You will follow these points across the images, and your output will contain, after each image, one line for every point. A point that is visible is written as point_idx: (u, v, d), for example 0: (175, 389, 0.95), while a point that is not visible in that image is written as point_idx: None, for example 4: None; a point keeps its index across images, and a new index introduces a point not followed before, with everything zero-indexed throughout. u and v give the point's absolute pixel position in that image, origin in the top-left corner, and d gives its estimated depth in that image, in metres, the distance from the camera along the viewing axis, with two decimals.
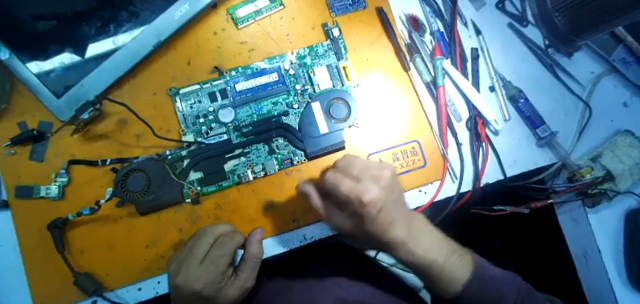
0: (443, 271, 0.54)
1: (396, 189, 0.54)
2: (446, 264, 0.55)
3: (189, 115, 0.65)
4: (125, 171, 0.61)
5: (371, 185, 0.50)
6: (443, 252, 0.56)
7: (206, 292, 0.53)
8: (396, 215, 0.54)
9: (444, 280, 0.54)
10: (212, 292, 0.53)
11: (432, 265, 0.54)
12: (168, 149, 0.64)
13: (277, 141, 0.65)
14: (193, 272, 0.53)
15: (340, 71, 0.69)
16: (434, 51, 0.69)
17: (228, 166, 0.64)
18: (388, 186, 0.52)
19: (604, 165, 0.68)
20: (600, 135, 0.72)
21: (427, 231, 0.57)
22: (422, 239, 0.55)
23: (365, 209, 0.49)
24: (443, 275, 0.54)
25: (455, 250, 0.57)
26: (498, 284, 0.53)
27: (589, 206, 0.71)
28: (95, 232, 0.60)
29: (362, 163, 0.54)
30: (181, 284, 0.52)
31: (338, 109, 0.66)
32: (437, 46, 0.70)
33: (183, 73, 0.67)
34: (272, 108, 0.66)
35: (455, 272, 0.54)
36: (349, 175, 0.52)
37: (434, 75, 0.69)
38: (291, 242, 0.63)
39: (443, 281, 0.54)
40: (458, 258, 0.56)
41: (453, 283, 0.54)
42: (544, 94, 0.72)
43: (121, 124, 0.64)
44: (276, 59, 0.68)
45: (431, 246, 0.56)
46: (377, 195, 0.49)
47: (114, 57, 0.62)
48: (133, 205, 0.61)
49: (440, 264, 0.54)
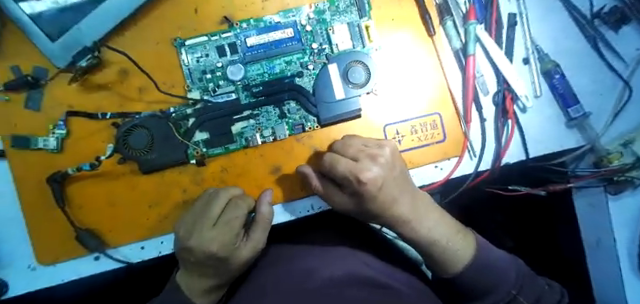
0: (448, 250, 0.52)
1: (397, 169, 0.52)
2: (451, 244, 0.52)
3: (195, 70, 0.60)
4: (126, 128, 0.58)
5: (368, 164, 0.50)
6: (450, 234, 0.53)
7: (222, 255, 0.49)
8: (401, 196, 0.51)
9: (448, 260, 0.52)
10: (227, 254, 0.50)
11: (439, 242, 0.52)
12: (172, 106, 0.60)
13: (288, 104, 0.61)
14: (208, 233, 0.49)
15: (362, 30, 0.62)
16: (469, 14, 0.62)
17: (235, 129, 0.60)
18: (387, 165, 0.51)
19: (635, 151, 0.64)
20: (636, 118, 0.66)
21: (433, 210, 0.54)
22: (427, 217, 0.53)
23: (362, 188, 0.49)
24: (446, 255, 0.52)
25: (461, 231, 0.55)
26: (510, 269, 0.51)
27: (611, 193, 0.67)
28: (95, 188, 0.58)
29: (360, 145, 0.55)
30: (196, 246, 0.49)
31: (356, 73, 0.60)
32: (473, 9, 0.62)
33: (189, 23, 0.60)
34: (285, 68, 0.61)
35: (458, 252, 0.52)
36: (346, 156, 0.53)
37: (465, 42, 0.62)
38: (299, 211, 0.61)
39: (450, 262, 0.52)
40: (462, 239, 0.54)
41: (457, 263, 0.52)
42: (581, 70, 0.66)
43: (122, 75, 0.59)
44: (292, 13, 0.62)
45: (435, 225, 0.53)
46: (374, 175, 0.49)
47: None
48: (134, 163, 0.58)
49: (444, 243, 0.52)
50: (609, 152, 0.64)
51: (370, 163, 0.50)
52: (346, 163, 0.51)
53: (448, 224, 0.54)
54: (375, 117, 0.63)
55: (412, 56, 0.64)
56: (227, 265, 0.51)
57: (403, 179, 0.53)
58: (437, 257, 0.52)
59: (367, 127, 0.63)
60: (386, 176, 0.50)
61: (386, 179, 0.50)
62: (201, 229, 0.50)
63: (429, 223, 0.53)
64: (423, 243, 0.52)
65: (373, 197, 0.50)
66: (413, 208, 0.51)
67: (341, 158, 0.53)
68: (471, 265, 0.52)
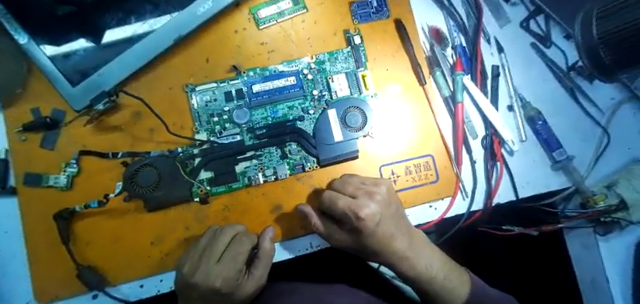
0: (447, 286, 0.53)
1: (393, 206, 0.55)
2: (448, 280, 0.54)
3: (203, 114, 0.64)
4: (136, 166, 0.60)
5: (366, 199, 0.53)
6: (449, 271, 0.55)
7: (225, 290, 0.51)
8: (397, 233, 0.53)
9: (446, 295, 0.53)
10: (230, 290, 0.52)
11: (437, 278, 0.53)
12: (179, 146, 0.63)
13: (290, 145, 0.65)
14: (214, 268, 0.52)
15: (358, 79, 0.68)
16: (455, 66, 0.69)
17: (238, 168, 0.63)
18: (384, 200, 0.54)
19: (618, 193, 0.67)
20: (617, 161, 0.71)
21: (429, 248, 0.56)
22: (423, 254, 0.55)
23: (361, 223, 0.51)
24: (444, 291, 0.53)
25: (457, 270, 0.56)
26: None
27: (601, 233, 0.71)
28: (99, 226, 0.59)
29: (358, 183, 0.58)
30: (201, 280, 0.51)
31: (354, 118, 0.65)
32: (459, 61, 0.70)
33: (200, 70, 0.66)
34: (288, 112, 0.66)
35: (455, 288, 0.54)
36: (345, 194, 0.56)
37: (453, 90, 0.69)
38: (299, 249, 0.63)
39: (448, 298, 0.53)
40: (458, 275, 0.55)
41: (455, 299, 0.53)
42: (562, 116, 0.71)
43: (136, 117, 0.64)
44: (295, 63, 0.67)
45: (432, 261, 0.55)
46: (373, 208, 0.52)
47: (132, 50, 0.62)
48: (140, 200, 0.60)
49: (441, 277, 0.54)
50: (595, 194, 0.68)
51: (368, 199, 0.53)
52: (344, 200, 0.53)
53: (444, 261, 0.56)
54: (372, 160, 0.66)
55: (406, 104, 0.69)
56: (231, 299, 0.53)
57: (397, 216, 0.55)
58: (435, 294, 0.54)
59: (365, 167, 0.66)
60: (383, 213, 0.53)
61: (383, 215, 0.53)
62: (206, 264, 0.52)
63: (427, 259, 0.54)
64: (421, 279, 0.54)
65: (372, 233, 0.52)
66: (410, 245, 0.54)
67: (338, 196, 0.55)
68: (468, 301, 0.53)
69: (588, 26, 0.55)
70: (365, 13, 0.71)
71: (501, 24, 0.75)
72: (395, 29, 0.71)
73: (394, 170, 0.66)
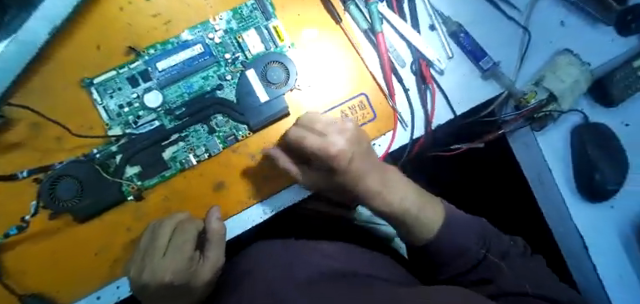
0: (418, 219, 0.52)
1: (364, 143, 0.55)
2: (424, 212, 0.52)
3: (111, 107, 0.58)
4: (51, 180, 0.55)
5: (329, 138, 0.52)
6: (423, 204, 0.53)
7: (177, 282, 0.50)
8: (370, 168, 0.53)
9: (418, 228, 0.51)
10: (182, 280, 0.50)
11: (411, 210, 0.52)
12: (94, 148, 0.58)
13: (215, 118, 0.61)
14: (159, 263, 0.51)
15: (271, 31, 0.64)
16: None
17: (167, 154, 0.59)
18: (353, 135, 0.54)
19: (547, 87, 0.68)
20: (543, 56, 0.72)
21: (417, 186, 0.54)
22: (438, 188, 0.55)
23: (334, 162, 0.52)
24: (419, 223, 0.51)
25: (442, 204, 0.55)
26: (472, 232, 0.50)
27: (538, 129, 0.73)
28: (32, 251, 0.55)
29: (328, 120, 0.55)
30: (150, 278, 0.50)
31: (275, 73, 0.62)
32: None
33: (93, 60, 0.59)
34: (204, 84, 0.61)
35: (426, 219, 0.52)
36: (315, 131, 0.53)
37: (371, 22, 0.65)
38: (250, 222, 0.60)
39: (419, 230, 0.51)
40: (431, 206, 0.54)
41: (429, 229, 0.51)
42: (486, 25, 0.71)
43: (35, 129, 0.57)
44: (198, 29, 0.62)
45: (399, 196, 0.53)
46: (336, 144, 0.52)
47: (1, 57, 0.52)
48: (68, 213, 0.56)
49: (416, 209, 0.52)
50: (525, 93, 0.69)
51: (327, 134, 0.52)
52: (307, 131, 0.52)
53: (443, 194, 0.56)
54: (305, 113, 0.64)
55: (326, 46, 0.65)
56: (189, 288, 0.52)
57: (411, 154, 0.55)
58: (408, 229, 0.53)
59: (299, 122, 0.63)
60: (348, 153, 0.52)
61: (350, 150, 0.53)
62: (152, 261, 0.51)
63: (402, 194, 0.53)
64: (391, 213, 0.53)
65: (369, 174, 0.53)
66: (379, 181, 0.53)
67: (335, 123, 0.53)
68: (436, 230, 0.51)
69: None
70: None
71: None
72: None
73: (329, 117, 0.64)
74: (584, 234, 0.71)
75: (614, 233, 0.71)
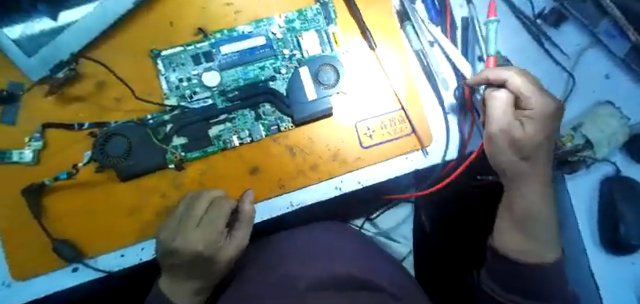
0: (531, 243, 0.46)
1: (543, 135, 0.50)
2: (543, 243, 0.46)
3: (172, 79, 0.62)
4: (104, 137, 0.59)
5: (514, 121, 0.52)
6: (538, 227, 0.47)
7: (207, 252, 0.51)
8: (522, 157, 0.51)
9: (518, 243, 0.47)
10: (211, 252, 0.52)
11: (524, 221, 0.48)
12: (149, 114, 0.61)
13: (264, 107, 0.64)
14: (193, 234, 0.52)
15: (329, 36, 0.67)
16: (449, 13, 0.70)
17: (213, 132, 0.62)
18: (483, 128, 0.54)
19: (585, 134, 0.69)
20: (584, 104, 0.74)
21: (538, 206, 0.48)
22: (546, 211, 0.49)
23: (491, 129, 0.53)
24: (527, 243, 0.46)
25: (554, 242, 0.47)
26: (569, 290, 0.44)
27: (568, 173, 0.74)
28: (72, 199, 0.58)
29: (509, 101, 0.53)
30: (183, 246, 0.51)
31: (326, 75, 0.65)
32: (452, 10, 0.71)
33: (164, 35, 0.63)
34: (259, 73, 0.64)
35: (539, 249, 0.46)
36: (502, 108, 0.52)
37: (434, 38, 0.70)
38: (278, 209, 0.64)
39: (529, 255, 0.46)
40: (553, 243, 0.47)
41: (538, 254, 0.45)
42: (533, 65, 0.73)
43: (99, 87, 0.61)
44: (263, 22, 0.66)
45: (545, 230, 0.47)
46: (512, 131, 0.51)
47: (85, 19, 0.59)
48: (113, 170, 0.59)
49: (534, 232, 0.47)
50: (563, 136, 0.70)
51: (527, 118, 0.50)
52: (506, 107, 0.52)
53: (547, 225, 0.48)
54: (347, 117, 0.66)
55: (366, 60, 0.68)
56: (212, 264, 0.53)
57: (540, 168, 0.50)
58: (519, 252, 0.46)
59: (338, 125, 0.66)
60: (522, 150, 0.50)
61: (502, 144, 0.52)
62: (186, 230, 0.52)
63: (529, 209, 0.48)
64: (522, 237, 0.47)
65: (530, 168, 0.50)
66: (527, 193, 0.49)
67: (552, 104, 0.50)
68: (534, 257, 0.45)
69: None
70: None
71: None
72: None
73: (370, 124, 0.67)
74: (602, 284, 0.71)
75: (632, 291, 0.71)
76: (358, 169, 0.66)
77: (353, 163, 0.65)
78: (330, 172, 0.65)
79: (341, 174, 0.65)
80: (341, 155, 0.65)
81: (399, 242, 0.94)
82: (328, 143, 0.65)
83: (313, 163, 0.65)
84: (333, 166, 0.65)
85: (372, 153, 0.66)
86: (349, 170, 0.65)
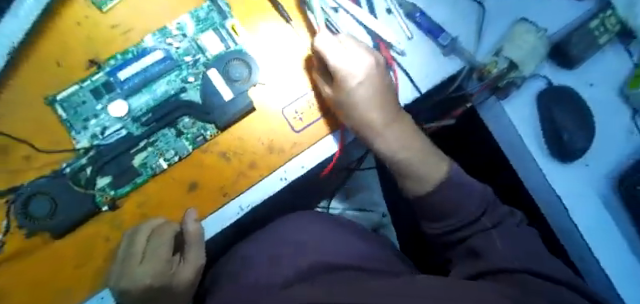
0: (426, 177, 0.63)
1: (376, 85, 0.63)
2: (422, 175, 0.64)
3: (78, 121, 0.59)
4: (22, 200, 0.56)
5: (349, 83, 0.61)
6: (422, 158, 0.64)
7: (157, 283, 0.53)
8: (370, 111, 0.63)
9: (415, 182, 0.64)
10: (162, 282, 0.54)
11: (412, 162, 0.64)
12: (64, 163, 0.58)
13: (183, 120, 0.62)
14: (137, 271, 0.52)
15: (229, 31, 0.65)
16: None
17: (136, 161, 0.59)
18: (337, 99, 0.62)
19: (507, 57, 0.69)
20: (501, 28, 0.73)
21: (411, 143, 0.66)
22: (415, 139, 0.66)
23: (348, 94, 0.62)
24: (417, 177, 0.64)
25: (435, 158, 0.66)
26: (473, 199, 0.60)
27: (503, 98, 0.74)
28: (12, 271, 0.56)
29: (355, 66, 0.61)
30: (128, 286, 0.51)
31: (237, 70, 0.63)
32: None
33: (56, 77, 0.60)
34: (168, 88, 0.62)
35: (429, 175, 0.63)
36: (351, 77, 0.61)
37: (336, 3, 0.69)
38: (229, 217, 0.62)
39: (425, 185, 0.63)
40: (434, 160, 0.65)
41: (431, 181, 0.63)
42: (441, 3, 0.72)
43: (3, 151, 0.58)
44: (157, 35, 0.63)
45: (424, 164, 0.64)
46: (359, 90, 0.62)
47: None
48: (45, 232, 0.56)
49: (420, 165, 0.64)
50: (486, 64, 0.71)
51: (357, 80, 0.60)
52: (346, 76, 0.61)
53: (424, 154, 0.65)
54: (271, 106, 0.65)
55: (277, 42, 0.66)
56: (171, 290, 0.56)
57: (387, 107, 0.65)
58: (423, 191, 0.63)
59: (264, 117, 0.64)
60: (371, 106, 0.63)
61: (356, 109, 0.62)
62: (130, 269, 0.52)
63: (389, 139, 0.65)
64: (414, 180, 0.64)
65: (384, 119, 0.64)
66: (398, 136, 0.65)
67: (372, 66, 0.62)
68: (425, 186, 0.63)
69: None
70: None
71: None
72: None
73: (296, 106, 0.65)
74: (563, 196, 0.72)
75: (591, 193, 0.73)
76: (298, 154, 0.64)
77: (291, 150, 0.64)
78: (270, 165, 0.63)
79: (283, 164, 0.64)
80: (276, 145, 0.64)
81: (376, 210, 0.93)
82: (259, 138, 0.64)
83: (250, 162, 0.63)
84: (271, 158, 0.64)
85: (306, 135, 0.65)
86: (289, 158, 0.64)
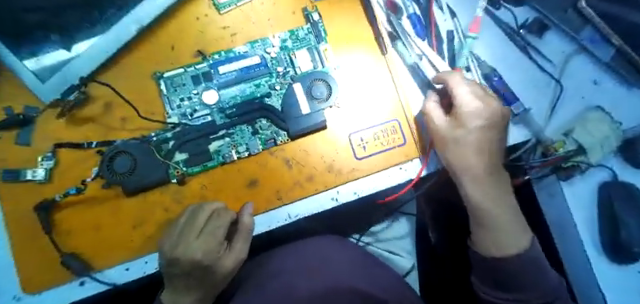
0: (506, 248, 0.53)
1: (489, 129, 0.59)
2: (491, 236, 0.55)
3: (174, 99, 0.66)
4: (111, 153, 0.63)
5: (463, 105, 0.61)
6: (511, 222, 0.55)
7: (206, 261, 0.54)
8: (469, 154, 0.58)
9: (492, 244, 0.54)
10: (211, 261, 0.55)
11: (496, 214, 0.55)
12: (153, 131, 0.65)
13: (260, 122, 0.67)
14: (193, 243, 0.54)
15: (320, 53, 0.70)
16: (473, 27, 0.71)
17: (212, 147, 0.65)
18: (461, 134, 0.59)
19: (576, 139, 0.70)
20: (574, 111, 0.75)
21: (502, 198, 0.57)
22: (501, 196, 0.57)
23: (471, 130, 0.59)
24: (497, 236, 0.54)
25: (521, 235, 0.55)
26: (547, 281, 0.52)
27: (563, 179, 0.74)
28: (81, 213, 0.61)
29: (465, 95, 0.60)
30: (182, 254, 0.53)
31: (319, 89, 0.68)
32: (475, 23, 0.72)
33: (167, 58, 0.68)
34: (255, 90, 0.68)
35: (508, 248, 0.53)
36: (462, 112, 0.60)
37: (421, 52, 0.71)
38: (276, 221, 0.65)
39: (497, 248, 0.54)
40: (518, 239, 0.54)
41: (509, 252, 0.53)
42: (520, 75, 0.75)
43: (107, 107, 0.65)
44: (258, 43, 0.69)
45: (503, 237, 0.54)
46: (471, 134, 0.59)
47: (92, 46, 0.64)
48: (119, 186, 0.62)
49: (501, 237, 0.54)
50: (554, 142, 0.72)
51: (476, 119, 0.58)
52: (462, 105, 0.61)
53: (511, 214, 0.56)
54: (342, 126, 0.69)
55: (359, 74, 0.71)
56: (212, 273, 0.56)
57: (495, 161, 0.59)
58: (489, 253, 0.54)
59: (332, 138, 0.69)
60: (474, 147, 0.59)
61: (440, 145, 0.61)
62: (186, 240, 0.55)
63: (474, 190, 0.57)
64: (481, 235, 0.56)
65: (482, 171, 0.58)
66: (486, 194, 0.56)
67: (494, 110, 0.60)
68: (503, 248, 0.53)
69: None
70: None
71: None
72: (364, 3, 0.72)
73: (364, 134, 0.69)
74: (603, 285, 0.71)
75: None
76: (353, 180, 0.67)
77: (349, 174, 0.68)
78: (326, 183, 0.67)
79: (338, 185, 0.67)
80: (336, 166, 0.68)
81: (402, 255, 0.94)
82: (323, 156, 0.68)
83: (308, 174, 0.67)
84: (328, 176, 0.67)
85: (366, 164, 0.68)
86: (345, 180, 0.67)
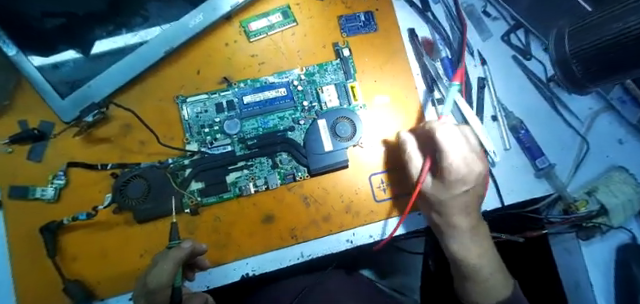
0: (485, 283, 0.56)
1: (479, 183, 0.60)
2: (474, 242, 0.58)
3: (194, 125, 0.64)
4: (125, 178, 0.60)
5: (454, 187, 0.59)
6: (493, 269, 0.57)
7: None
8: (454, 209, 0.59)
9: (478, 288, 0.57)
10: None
11: (475, 261, 0.57)
12: (170, 157, 0.63)
13: (281, 155, 0.65)
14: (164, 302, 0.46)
15: (348, 89, 0.69)
16: None
17: (229, 178, 0.63)
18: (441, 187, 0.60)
19: (599, 199, 0.69)
20: (596, 169, 0.74)
21: (484, 245, 0.59)
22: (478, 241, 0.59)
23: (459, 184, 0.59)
24: (485, 280, 0.56)
25: (504, 270, 0.58)
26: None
27: (583, 239, 0.74)
28: (90, 237, 0.59)
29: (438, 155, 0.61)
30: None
31: (344, 128, 0.65)
32: None
33: (191, 83, 0.66)
34: (278, 122, 0.66)
35: (493, 288, 0.56)
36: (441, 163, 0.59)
37: (443, 95, 0.71)
38: (289, 259, 0.62)
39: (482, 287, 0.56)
40: (505, 279, 0.57)
41: (493, 297, 0.56)
42: (546, 128, 0.74)
43: (125, 129, 0.64)
44: (286, 74, 0.68)
45: (490, 263, 0.58)
46: (453, 188, 0.59)
47: (116, 67, 0.62)
48: (130, 212, 0.60)
49: (487, 275, 0.56)
50: (576, 200, 0.70)
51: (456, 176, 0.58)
52: (449, 171, 0.58)
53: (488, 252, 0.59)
54: (360, 165, 0.67)
55: (384, 112, 0.69)
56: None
57: (475, 202, 0.60)
58: (470, 264, 0.57)
59: (354, 176, 0.67)
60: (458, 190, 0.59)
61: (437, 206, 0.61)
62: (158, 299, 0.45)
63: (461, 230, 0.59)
64: (467, 241, 0.59)
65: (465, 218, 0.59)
66: (463, 244, 0.59)
67: (473, 163, 0.59)
68: (488, 295, 0.56)
69: (561, 41, 0.57)
70: (353, 26, 0.72)
71: (484, 38, 0.77)
72: (401, 40, 0.73)
73: (381, 175, 0.67)
74: None
75: None
76: (370, 222, 0.65)
77: (368, 215, 0.65)
78: (344, 223, 0.65)
79: (355, 227, 0.65)
80: (354, 206, 0.65)
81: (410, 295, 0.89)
82: (341, 194, 0.66)
83: (325, 214, 0.65)
84: (346, 217, 0.65)
85: (385, 206, 0.66)
86: (362, 223, 0.65)
